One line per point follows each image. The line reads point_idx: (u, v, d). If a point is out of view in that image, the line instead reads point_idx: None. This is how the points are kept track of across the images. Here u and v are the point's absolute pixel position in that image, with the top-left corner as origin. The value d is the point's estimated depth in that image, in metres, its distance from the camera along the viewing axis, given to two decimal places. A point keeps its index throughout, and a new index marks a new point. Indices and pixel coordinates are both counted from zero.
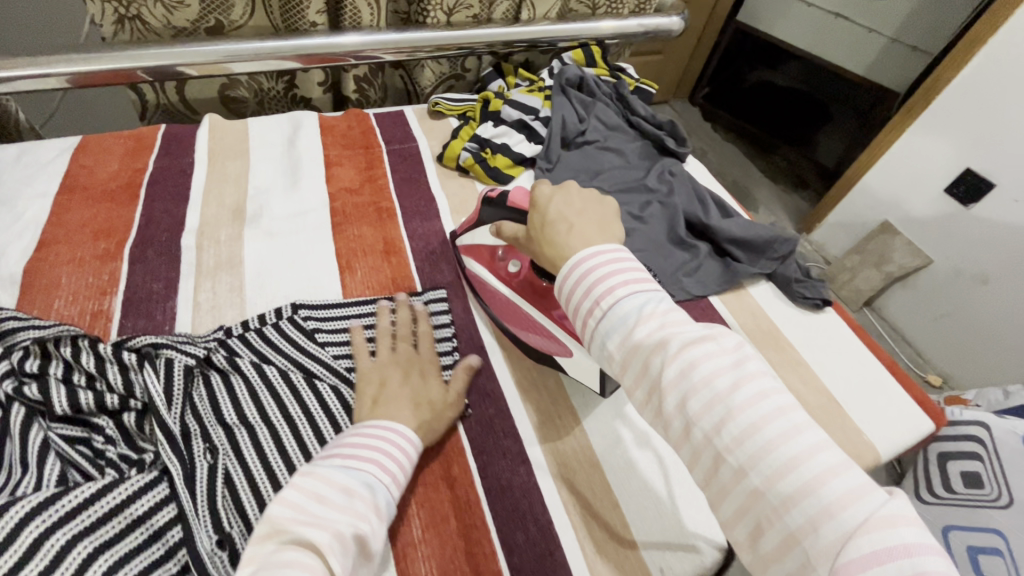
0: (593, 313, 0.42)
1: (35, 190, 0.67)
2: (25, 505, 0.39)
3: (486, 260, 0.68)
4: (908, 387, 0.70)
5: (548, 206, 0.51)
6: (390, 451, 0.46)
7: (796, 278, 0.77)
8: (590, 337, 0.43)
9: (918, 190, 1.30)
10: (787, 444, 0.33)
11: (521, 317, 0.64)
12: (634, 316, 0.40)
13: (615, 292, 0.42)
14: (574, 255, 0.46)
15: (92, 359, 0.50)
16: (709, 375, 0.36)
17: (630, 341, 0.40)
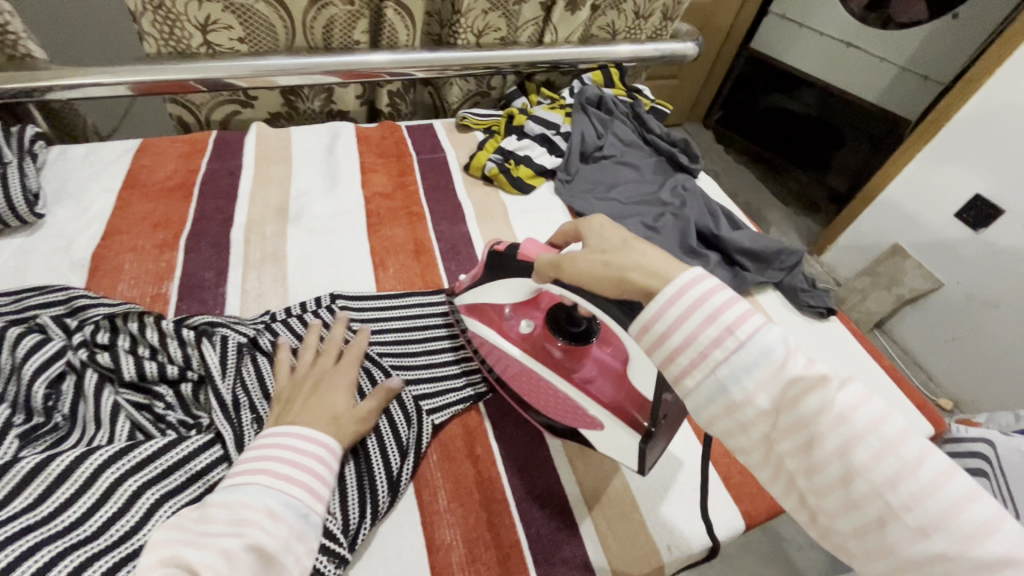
0: (722, 343, 0.36)
1: (100, 186, 0.73)
2: (101, 455, 0.44)
3: (494, 320, 0.61)
4: (910, 395, 0.74)
5: (619, 232, 0.45)
6: (297, 453, 0.43)
7: (802, 287, 0.81)
8: (710, 372, 0.36)
9: (927, 214, 1.34)
10: (971, 505, 0.31)
11: (538, 386, 0.57)
12: (776, 350, 0.35)
13: (746, 320, 0.36)
14: (674, 279, 0.39)
15: (155, 333, 0.55)
16: (876, 422, 0.33)
17: (774, 379, 0.35)
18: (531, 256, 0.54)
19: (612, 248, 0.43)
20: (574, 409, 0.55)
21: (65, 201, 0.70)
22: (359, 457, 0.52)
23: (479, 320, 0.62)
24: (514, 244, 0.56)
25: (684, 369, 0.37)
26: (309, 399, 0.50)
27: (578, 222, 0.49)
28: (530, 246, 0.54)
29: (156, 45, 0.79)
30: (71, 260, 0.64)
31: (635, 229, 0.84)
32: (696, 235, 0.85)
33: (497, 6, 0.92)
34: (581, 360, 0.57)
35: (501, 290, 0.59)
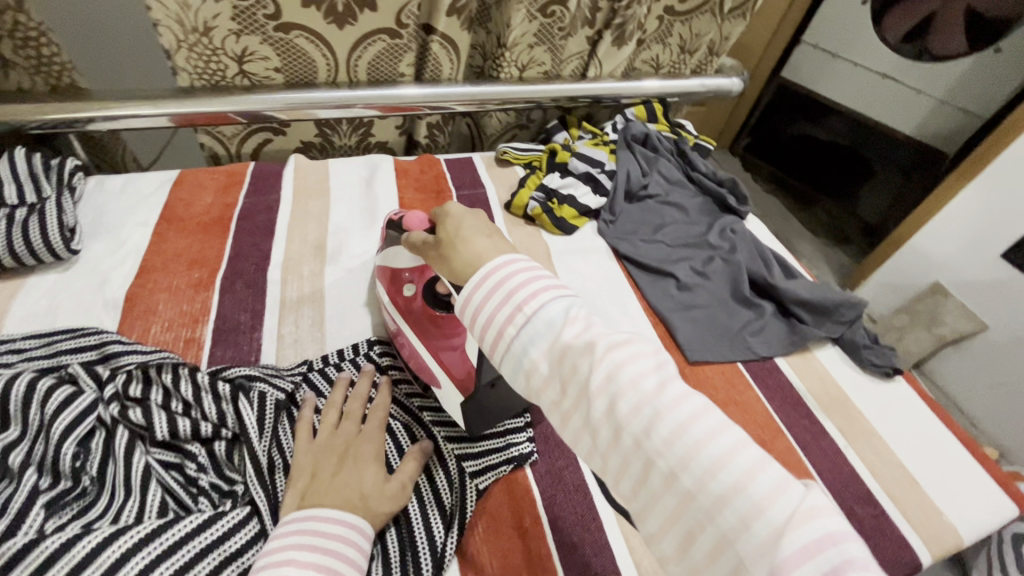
0: (513, 320, 0.39)
1: (137, 219, 0.71)
2: (133, 536, 0.41)
3: (389, 280, 0.63)
4: (989, 466, 0.68)
5: (460, 217, 0.48)
6: (321, 540, 0.41)
7: (865, 344, 0.76)
8: (504, 347, 0.40)
9: (974, 255, 1.28)
10: (716, 443, 0.32)
11: (405, 343, 0.59)
12: (558, 321, 0.39)
13: (536, 296, 0.39)
14: (483, 265, 0.42)
15: (190, 387, 0.52)
16: (635, 377, 0.35)
17: (555, 347, 0.38)
18: (414, 229, 0.57)
19: (445, 235, 0.47)
20: (426, 371, 0.57)
21: (102, 235, 0.68)
22: (403, 528, 0.49)
23: (383, 281, 0.64)
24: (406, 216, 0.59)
25: (489, 348, 0.41)
26: (334, 477, 0.47)
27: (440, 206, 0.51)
28: (415, 218, 0.58)
29: (193, 79, 0.77)
30: (105, 299, 0.62)
31: (684, 275, 0.80)
32: (748, 283, 0.80)
33: (544, 40, 0.90)
34: (452, 331, 0.58)
35: (400, 253, 0.61)
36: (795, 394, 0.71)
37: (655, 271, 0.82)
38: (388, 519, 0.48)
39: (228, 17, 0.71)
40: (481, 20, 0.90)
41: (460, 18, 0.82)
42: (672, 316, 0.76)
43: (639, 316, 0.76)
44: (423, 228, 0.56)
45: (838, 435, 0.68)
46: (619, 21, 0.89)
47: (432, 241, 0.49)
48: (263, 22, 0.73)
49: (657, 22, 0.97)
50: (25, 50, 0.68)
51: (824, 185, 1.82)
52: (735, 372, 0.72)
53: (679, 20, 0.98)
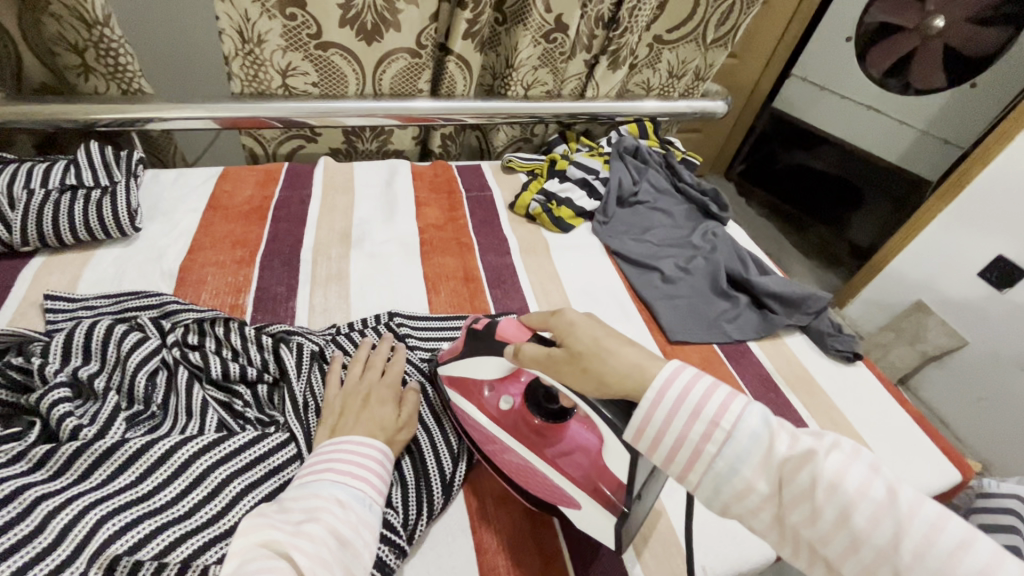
0: (712, 437, 0.41)
1: (188, 206, 0.81)
2: (197, 444, 0.49)
3: (474, 394, 0.59)
4: (938, 441, 0.76)
5: (591, 330, 0.47)
6: (356, 455, 0.50)
7: (828, 331, 0.85)
8: (710, 465, 0.41)
9: (950, 273, 1.37)
10: (955, 542, 0.35)
11: (516, 463, 0.56)
12: (759, 433, 0.41)
13: (727, 409, 0.41)
14: (653, 380, 0.43)
15: (239, 337, 0.61)
16: (858, 485, 0.38)
17: (768, 462, 0.40)
18: (510, 338, 0.54)
19: (580, 349, 0.46)
20: (551, 488, 0.54)
21: (158, 218, 0.78)
22: (415, 459, 0.58)
23: (456, 392, 0.60)
24: (493, 322, 0.57)
25: (683, 466, 0.42)
26: (361, 412, 0.56)
27: (554, 315, 0.50)
28: (508, 325, 0.54)
29: (243, 86, 0.88)
30: (162, 270, 0.71)
31: (668, 269, 0.90)
32: (726, 277, 0.90)
33: (546, 64, 1.01)
34: (557, 437, 0.56)
35: (480, 365, 0.58)
36: (765, 373, 0.80)
37: (642, 265, 0.91)
38: (403, 449, 0.57)
39: (278, 33, 0.83)
40: (492, 44, 1.02)
41: (473, 42, 0.93)
42: (657, 303, 0.85)
43: (627, 304, 0.85)
44: (523, 336, 0.53)
45: (803, 408, 0.76)
46: (613, 48, 1.01)
47: (561, 353, 0.47)
48: (306, 41, 0.85)
49: (648, 48, 1.09)
50: (105, 59, 0.79)
51: (813, 210, 1.94)
52: (711, 353, 0.81)
53: (667, 48, 1.10)
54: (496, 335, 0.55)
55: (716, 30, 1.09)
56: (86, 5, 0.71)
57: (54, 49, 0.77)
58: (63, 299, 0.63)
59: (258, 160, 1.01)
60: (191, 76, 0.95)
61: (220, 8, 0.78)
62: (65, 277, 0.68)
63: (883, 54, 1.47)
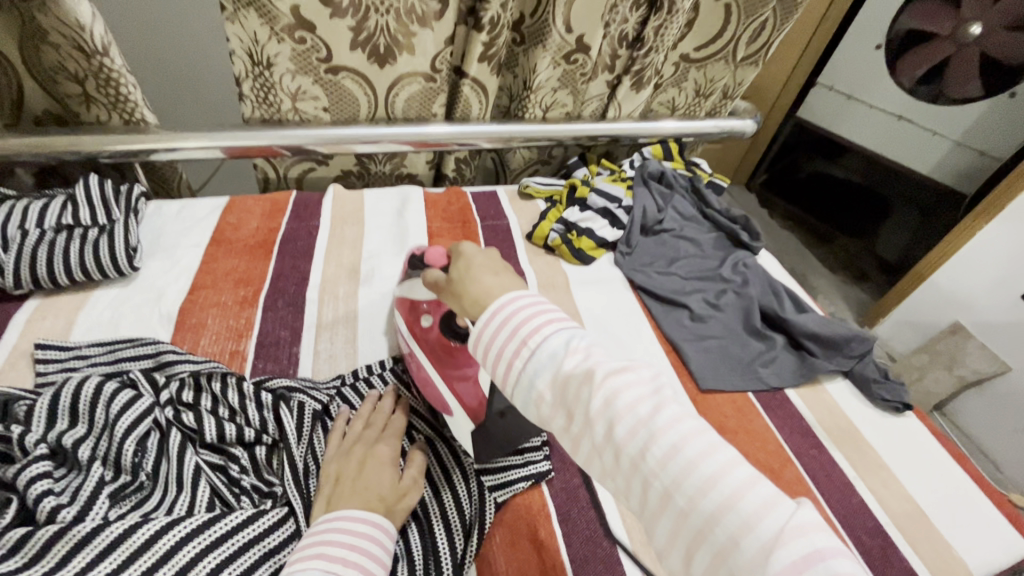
0: (519, 354, 0.43)
1: (191, 240, 0.78)
2: (186, 526, 0.45)
3: (409, 308, 0.63)
4: (1000, 504, 0.69)
5: (470, 257, 0.51)
6: (350, 538, 0.45)
7: (874, 378, 0.78)
8: (514, 377, 0.44)
9: (995, 296, 1.28)
10: (707, 464, 0.36)
11: (422, 374, 0.61)
12: (560, 353, 0.43)
13: (540, 330, 0.44)
14: (492, 302, 0.47)
15: (236, 395, 0.57)
16: (629, 402, 0.39)
17: (561, 379, 0.42)
18: (434, 265, 0.57)
19: (455, 276, 0.50)
20: (441, 401, 0.59)
21: (158, 255, 0.75)
22: (424, 529, 0.53)
23: (402, 309, 0.64)
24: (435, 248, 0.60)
25: (500, 379, 0.45)
26: (357, 480, 0.51)
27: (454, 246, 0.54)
28: (434, 252, 0.57)
29: (253, 109, 0.85)
30: (160, 312, 0.68)
31: (697, 306, 0.84)
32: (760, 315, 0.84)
33: (567, 85, 0.96)
34: (464, 360, 0.59)
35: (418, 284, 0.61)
36: (805, 426, 0.73)
37: (669, 302, 0.85)
38: (408, 515, 0.53)
39: (288, 57, 0.78)
40: (509, 65, 0.97)
41: (490, 64, 0.88)
42: (686, 345, 0.79)
43: (652, 344, 0.80)
44: (440, 264, 0.56)
45: (848, 466, 0.69)
46: (637, 68, 0.96)
47: (443, 280, 0.52)
48: (317, 65, 0.81)
49: (673, 68, 1.04)
50: (106, 89, 0.75)
51: (843, 224, 1.85)
52: (745, 402, 0.74)
53: (694, 66, 1.05)
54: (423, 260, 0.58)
55: (747, 48, 1.03)
56: (84, 34, 0.68)
57: (55, 78, 0.74)
58: (55, 349, 0.59)
59: (268, 186, 0.98)
60: (200, 99, 0.91)
61: (229, 29, 0.74)
62: (59, 322, 0.64)
63: (915, 62, 1.43)
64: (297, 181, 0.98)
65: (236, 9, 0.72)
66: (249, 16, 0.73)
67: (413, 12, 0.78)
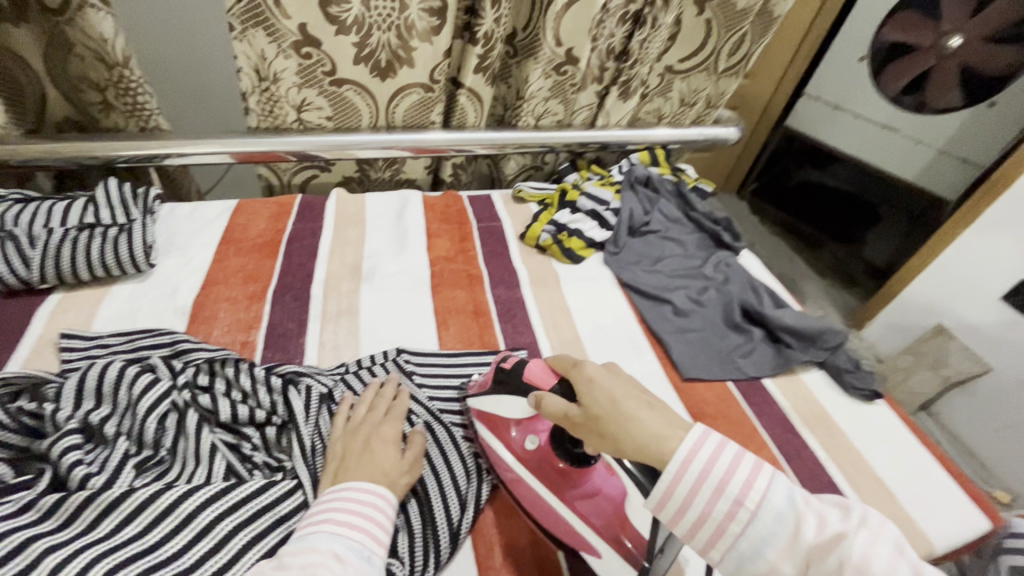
0: (734, 515, 0.41)
1: (202, 240, 0.82)
2: (205, 494, 0.49)
3: (501, 433, 0.61)
4: (964, 486, 0.73)
5: (610, 390, 0.47)
6: (356, 504, 0.50)
7: (846, 368, 0.83)
8: (730, 541, 0.42)
9: (973, 296, 1.34)
10: None
11: (540, 506, 0.58)
12: (782, 512, 0.41)
13: (750, 486, 0.42)
14: (674, 450, 0.43)
15: (248, 379, 0.61)
16: (884, 567, 0.37)
17: (792, 543, 0.40)
18: (540, 382, 0.56)
19: (601, 412, 0.46)
20: (573, 533, 0.56)
21: (172, 253, 0.79)
22: (422, 502, 0.57)
23: (488, 430, 0.62)
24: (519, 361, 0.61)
25: (707, 542, 0.42)
26: (362, 456, 0.55)
27: (577, 369, 0.50)
28: (535, 367, 0.57)
29: (258, 121, 0.89)
30: (175, 306, 0.72)
31: (681, 301, 0.89)
32: (739, 310, 0.89)
33: (558, 95, 1.02)
34: (582, 479, 0.58)
35: (506, 404, 0.60)
36: (780, 412, 0.78)
37: (653, 297, 0.90)
38: (408, 490, 0.57)
39: (294, 71, 0.84)
40: (503, 76, 1.03)
41: (485, 75, 0.94)
42: (669, 337, 0.84)
43: (638, 338, 0.84)
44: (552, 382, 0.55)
45: (820, 448, 0.74)
46: (623, 79, 1.02)
47: (579, 413, 0.47)
48: (321, 77, 0.86)
49: (659, 78, 1.09)
50: (124, 98, 0.80)
51: (831, 230, 1.90)
52: (725, 390, 0.79)
53: (678, 77, 1.11)
54: (524, 377, 0.57)
55: (727, 60, 1.09)
56: (107, 46, 0.73)
57: (80, 86, 0.79)
58: (78, 338, 0.64)
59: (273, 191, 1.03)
60: (211, 108, 0.97)
61: (238, 47, 0.78)
62: (81, 314, 0.69)
63: (895, 75, 1.46)
64: (301, 187, 1.03)
65: (244, 28, 0.77)
66: (258, 34, 0.78)
67: (412, 28, 0.83)
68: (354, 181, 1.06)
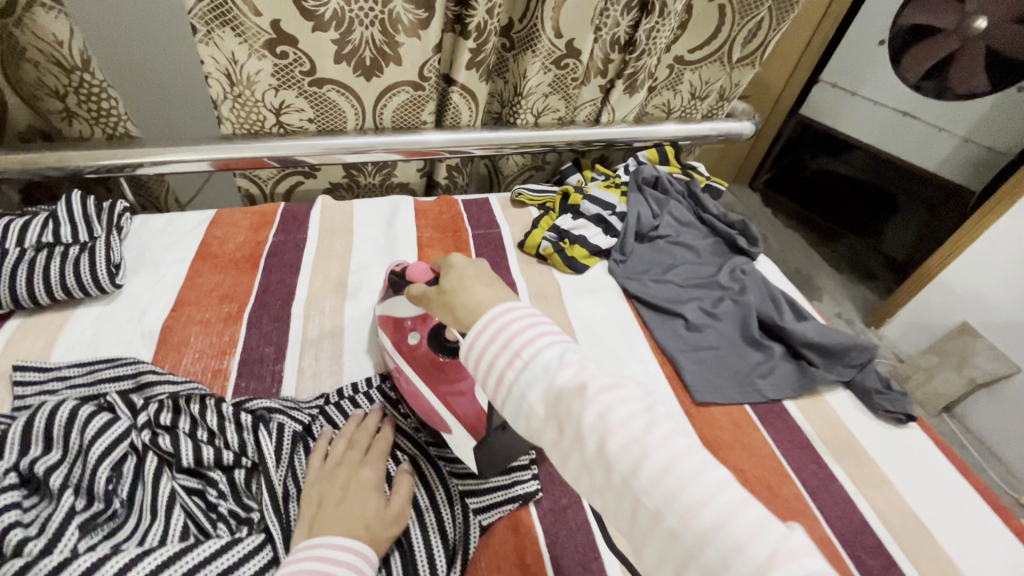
0: (511, 365, 0.41)
1: (176, 255, 0.76)
2: (157, 557, 0.44)
3: (395, 328, 0.62)
4: (1007, 520, 0.66)
5: (462, 268, 0.49)
6: (329, 566, 0.44)
7: (877, 388, 0.76)
8: (504, 388, 0.42)
9: (1005, 297, 1.25)
10: (701, 483, 0.34)
11: (414, 393, 0.59)
12: (552, 365, 0.41)
13: (533, 342, 0.42)
14: (485, 312, 0.44)
15: (215, 416, 0.55)
16: (621, 418, 0.37)
17: (553, 391, 0.40)
18: (416, 280, 0.57)
19: (447, 286, 0.48)
20: (436, 417, 0.58)
21: (142, 270, 0.74)
22: (407, 554, 0.52)
23: (386, 328, 0.63)
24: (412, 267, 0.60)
25: (492, 392, 0.43)
26: (338, 506, 0.50)
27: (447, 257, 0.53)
28: (416, 269, 0.57)
29: (233, 128, 0.83)
30: (143, 330, 0.67)
31: (693, 315, 0.82)
32: (758, 323, 0.81)
33: (558, 90, 0.95)
34: (457, 375, 0.58)
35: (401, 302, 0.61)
36: (804, 439, 0.71)
37: (664, 311, 0.83)
38: (392, 542, 0.51)
39: (269, 73, 0.77)
40: (499, 71, 0.96)
41: (479, 71, 0.87)
42: (681, 356, 0.77)
43: (647, 356, 0.78)
44: (426, 280, 0.56)
45: (848, 480, 0.67)
46: (630, 72, 0.94)
47: (433, 292, 0.50)
48: (300, 78, 0.79)
49: (667, 70, 1.02)
50: (88, 104, 0.75)
51: (847, 224, 1.81)
52: (742, 415, 0.72)
53: (688, 69, 1.03)
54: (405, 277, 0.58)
55: (742, 50, 1.01)
56: (63, 50, 0.67)
57: (36, 95, 0.73)
58: (33, 370, 0.58)
59: (255, 201, 0.97)
60: (189, 110, 0.91)
61: (205, 51, 0.72)
62: (40, 342, 0.63)
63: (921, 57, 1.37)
64: (285, 195, 0.97)
65: (211, 29, 0.70)
66: (226, 35, 0.71)
67: (398, 22, 0.76)
68: (342, 188, 1.00)
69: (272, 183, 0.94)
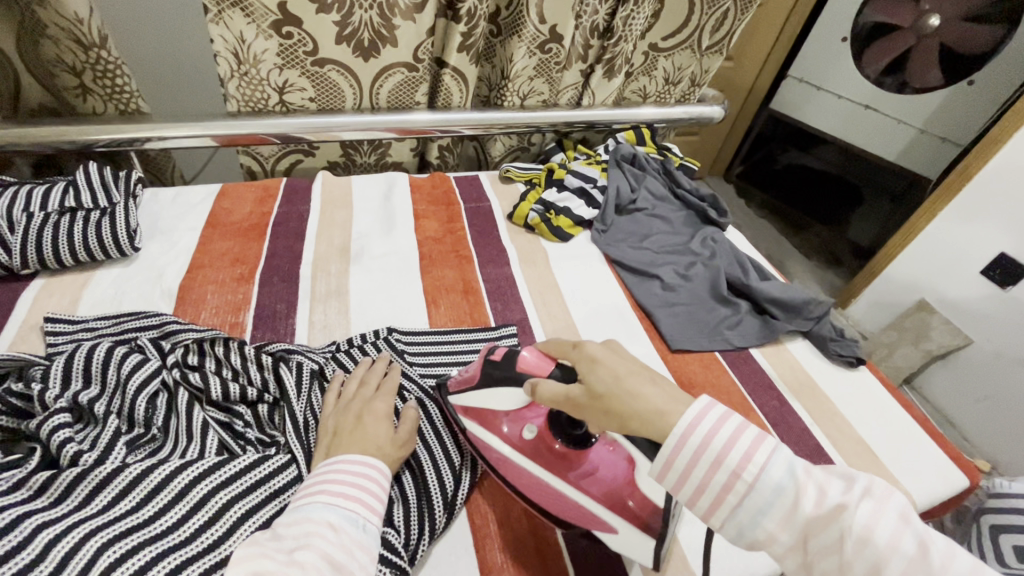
0: (734, 489, 0.39)
1: (187, 224, 0.81)
2: (197, 468, 0.49)
3: (493, 423, 0.58)
4: (943, 446, 0.75)
5: (610, 364, 0.44)
6: (350, 475, 0.50)
7: (831, 337, 0.85)
8: (730, 514, 0.39)
9: (955, 271, 1.35)
10: None
11: (540, 487, 0.55)
12: (785, 486, 0.38)
13: (752, 459, 0.39)
14: (679, 423, 0.41)
15: (238, 358, 0.61)
16: (887, 538, 0.35)
17: (792, 517, 0.37)
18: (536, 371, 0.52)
19: (601, 390, 0.43)
20: (577, 511, 0.53)
21: (157, 237, 0.78)
22: (416, 473, 0.58)
23: (477, 423, 0.59)
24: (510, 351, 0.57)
25: (706, 513, 0.40)
26: (354, 430, 0.55)
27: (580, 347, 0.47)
28: (530, 358, 0.53)
29: (239, 106, 0.88)
30: (162, 289, 0.71)
31: (668, 276, 0.90)
32: (726, 284, 0.89)
33: (542, 74, 1.01)
34: (580, 459, 0.55)
35: (496, 395, 0.57)
36: (767, 380, 0.79)
37: (641, 273, 0.91)
38: (402, 464, 0.57)
39: (274, 52, 0.83)
40: (487, 56, 1.03)
41: (468, 54, 0.93)
42: (657, 311, 0.85)
43: (627, 312, 0.85)
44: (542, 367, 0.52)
45: (806, 414, 0.75)
46: (608, 57, 1.02)
47: (580, 394, 0.44)
48: (303, 58, 0.85)
49: (643, 56, 1.10)
50: (102, 80, 0.79)
51: (813, 211, 1.94)
52: (712, 360, 0.81)
53: (662, 55, 1.11)
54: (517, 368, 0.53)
55: (711, 37, 1.10)
56: (82, 26, 0.72)
57: (53, 71, 0.77)
58: (64, 322, 0.63)
59: (257, 176, 1.01)
60: (192, 88, 0.95)
61: (215, 30, 0.77)
62: (66, 299, 0.68)
63: (880, 53, 1.50)
64: (285, 171, 1.02)
65: (220, 10, 0.76)
66: (235, 15, 0.76)
67: (395, 6, 0.83)
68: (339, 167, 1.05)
69: (273, 160, 0.99)
